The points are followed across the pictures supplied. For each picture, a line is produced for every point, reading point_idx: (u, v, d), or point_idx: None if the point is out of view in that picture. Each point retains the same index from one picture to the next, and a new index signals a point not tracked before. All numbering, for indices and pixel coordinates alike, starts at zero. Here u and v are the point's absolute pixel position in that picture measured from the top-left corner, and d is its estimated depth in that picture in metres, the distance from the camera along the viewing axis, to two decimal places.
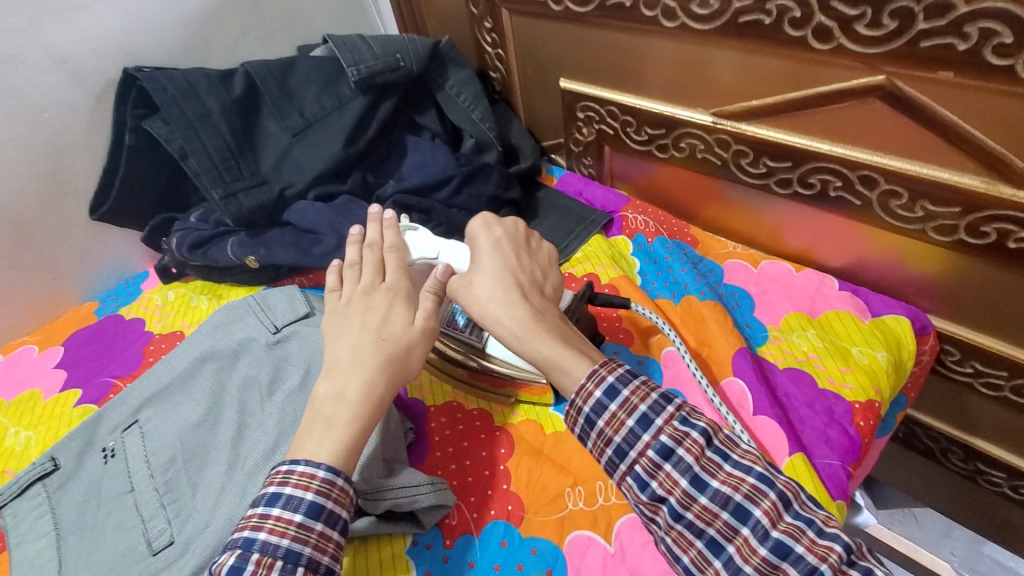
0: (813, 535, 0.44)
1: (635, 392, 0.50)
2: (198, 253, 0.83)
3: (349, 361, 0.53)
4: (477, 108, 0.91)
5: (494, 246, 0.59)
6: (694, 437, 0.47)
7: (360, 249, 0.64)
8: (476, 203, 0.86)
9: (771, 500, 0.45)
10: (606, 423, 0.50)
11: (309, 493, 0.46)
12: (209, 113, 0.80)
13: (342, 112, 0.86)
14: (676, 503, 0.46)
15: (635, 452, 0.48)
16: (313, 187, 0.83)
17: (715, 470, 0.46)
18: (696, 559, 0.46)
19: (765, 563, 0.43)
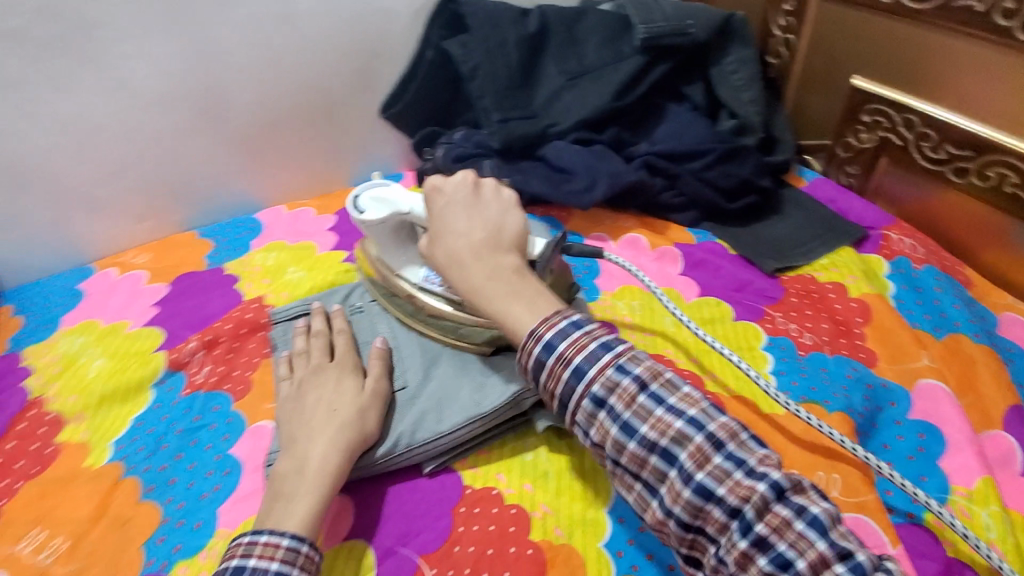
0: (788, 516, 0.39)
1: (574, 346, 0.45)
2: (458, 166, 0.91)
3: (303, 436, 0.54)
4: (750, 90, 0.89)
5: (450, 210, 0.55)
6: (629, 388, 0.44)
7: (305, 338, 0.65)
8: (726, 182, 0.84)
9: (737, 478, 0.41)
10: (548, 378, 0.46)
11: (273, 563, 0.45)
12: (505, 44, 0.88)
13: (618, 66, 0.88)
14: (645, 481, 0.43)
15: (575, 406, 0.45)
16: (573, 131, 0.87)
17: (647, 416, 0.43)
18: (670, 531, 0.43)
19: (690, 505, 0.41)
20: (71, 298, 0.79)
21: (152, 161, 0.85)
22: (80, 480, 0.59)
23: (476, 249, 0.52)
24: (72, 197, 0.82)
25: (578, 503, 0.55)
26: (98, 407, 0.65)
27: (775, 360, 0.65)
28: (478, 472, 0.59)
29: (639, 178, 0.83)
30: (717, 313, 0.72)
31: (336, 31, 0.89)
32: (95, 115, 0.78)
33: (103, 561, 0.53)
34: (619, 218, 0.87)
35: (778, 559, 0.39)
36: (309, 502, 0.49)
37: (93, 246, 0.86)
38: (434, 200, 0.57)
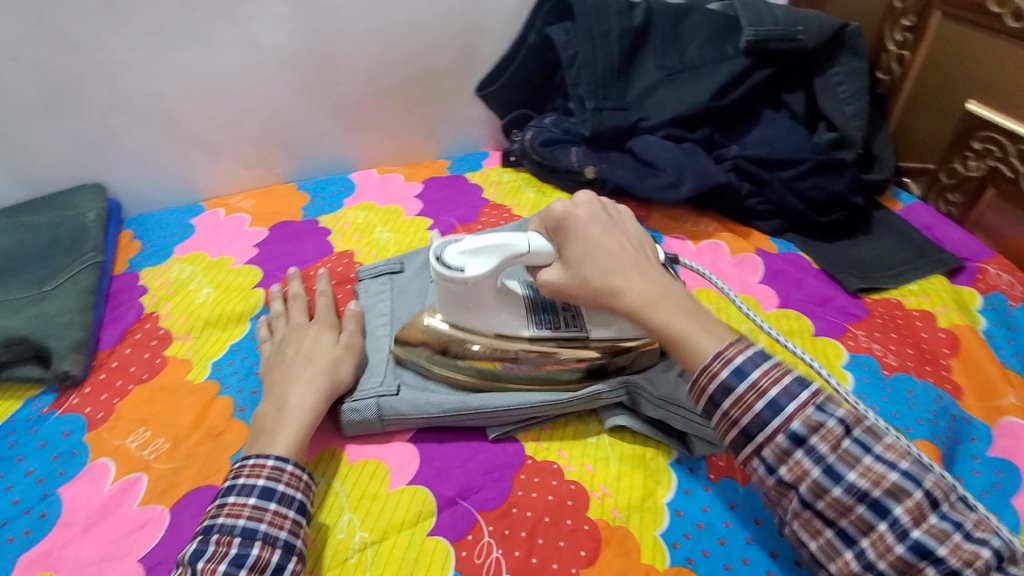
0: (961, 537, 0.40)
1: (761, 371, 0.44)
2: (545, 150, 0.93)
3: (279, 382, 0.60)
4: (855, 103, 0.86)
5: (596, 234, 0.53)
6: (830, 426, 0.42)
7: (283, 301, 0.71)
8: (816, 195, 0.83)
9: (916, 498, 0.41)
10: (732, 405, 0.44)
11: (260, 479, 0.50)
12: (609, 33, 0.89)
13: (719, 67, 0.88)
14: (807, 492, 0.42)
15: (762, 436, 0.43)
16: (665, 127, 0.88)
17: (830, 444, 0.42)
18: (825, 546, 0.43)
19: (841, 506, 0.42)
20: (183, 231, 0.87)
21: (265, 115, 0.91)
22: (182, 391, 0.65)
23: (638, 266, 0.52)
24: (193, 140, 0.89)
25: (637, 489, 0.57)
26: (202, 329, 0.72)
27: (855, 381, 0.64)
28: (541, 445, 0.61)
29: (728, 180, 0.82)
30: (796, 326, 0.71)
31: (446, 8, 0.92)
32: (223, 66, 0.85)
33: (197, 465, 0.59)
34: (699, 218, 0.87)
35: None
36: (292, 433, 0.55)
37: (205, 187, 0.94)
38: (569, 222, 0.55)
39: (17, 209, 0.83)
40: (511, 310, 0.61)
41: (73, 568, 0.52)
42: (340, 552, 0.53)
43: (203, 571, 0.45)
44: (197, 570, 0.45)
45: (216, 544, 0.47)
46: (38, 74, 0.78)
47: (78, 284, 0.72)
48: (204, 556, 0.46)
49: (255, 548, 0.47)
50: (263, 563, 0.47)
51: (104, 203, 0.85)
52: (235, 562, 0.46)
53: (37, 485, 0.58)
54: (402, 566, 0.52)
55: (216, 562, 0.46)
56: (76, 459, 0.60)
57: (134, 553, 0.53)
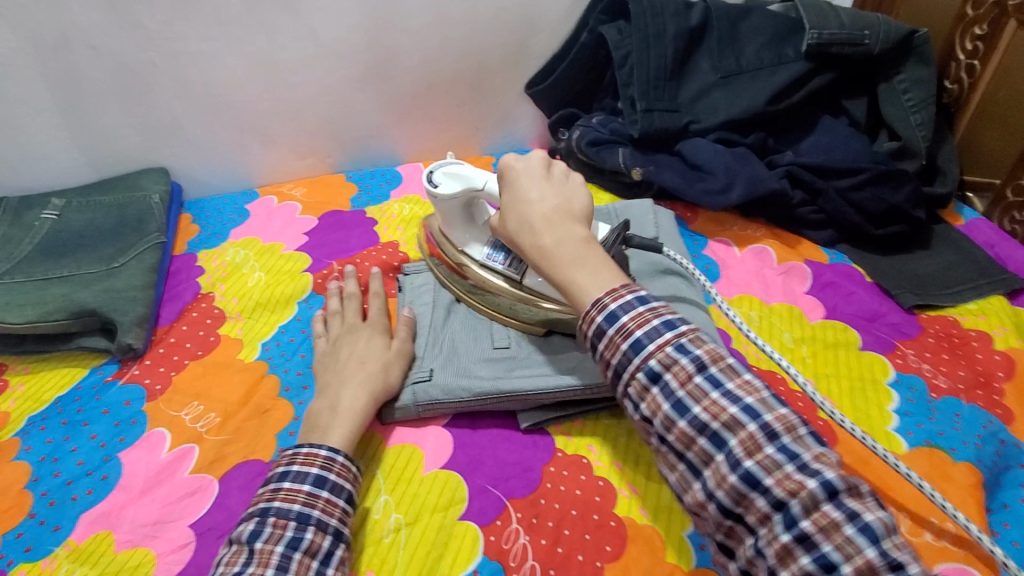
0: (792, 469, 0.37)
1: (635, 320, 0.42)
2: (592, 150, 0.93)
3: (332, 382, 0.60)
4: (920, 112, 0.82)
5: (527, 188, 0.53)
6: (682, 364, 0.41)
7: (341, 298, 0.71)
8: (873, 206, 0.80)
9: (751, 430, 0.38)
10: (604, 346, 0.43)
11: (314, 466, 0.51)
12: (663, 34, 0.88)
13: (777, 70, 0.85)
14: (660, 427, 0.41)
15: (628, 377, 0.42)
16: (717, 130, 0.86)
17: (700, 397, 0.40)
18: (680, 480, 0.42)
19: (733, 491, 0.38)
20: (238, 216, 0.91)
21: (321, 107, 0.94)
22: (233, 368, 0.68)
23: (549, 216, 0.50)
24: (251, 129, 0.93)
25: (665, 490, 0.56)
26: (254, 311, 0.75)
27: (900, 399, 0.62)
28: (571, 439, 0.61)
29: (780, 188, 0.80)
30: (842, 338, 0.69)
31: (500, 5, 0.93)
32: (282, 58, 0.88)
33: (245, 439, 0.62)
34: (747, 225, 0.86)
35: (783, 515, 0.36)
36: (344, 432, 0.55)
37: (260, 174, 0.98)
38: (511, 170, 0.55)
39: (88, 188, 0.88)
40: (475, 229, 0.68)
41: (130, 528, 0.55)
42: (376, 530, 0.54)
43: (260, 553, 0.46)
44: (254, 552, 0.46)
45: (272, 527, 0.47)
46: (113, 62, 0.82)
47: (143, 262, 0.76)
48: (260, 538, 0.46)
49: (310, 533, 0.47)
50: (317, 548, 0.47)
51: (168, 186, 0.89)
52: (291, 545, 0.46)
53: (99, 448, 0.62)
54: (433, 548, 0.53)
55: (273, 544, 0.46)
56: (135, 427, 0.63)
57: (185, 519, 0.56)
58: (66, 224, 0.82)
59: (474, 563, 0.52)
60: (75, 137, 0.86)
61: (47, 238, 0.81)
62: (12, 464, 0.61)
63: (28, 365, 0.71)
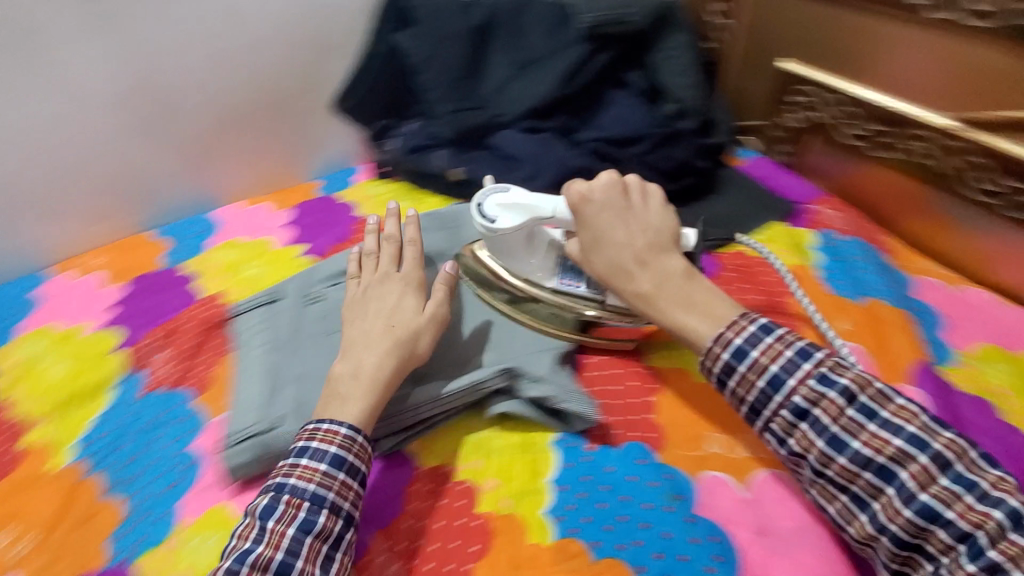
0: (971, 500, 0.43)
1: (765, 353, 0.50)
2: (412, 157, 0.93)
3: (361, 343, 0.59)
4: (687, 76, 0.92)
5: (603, 216, 0.60)
6: (832, 397, 0.47)
7: (376, 239, 0.70)
8: (667, 164, 0.88)
9: (920, 463, 0.45)
10: (738, 384, 0.50)
11: (332, 446, 0.52)
12: (451, 35, 0.90)
13: (563, 55, 0.90)
14: (815, 460, 0.48)
15: (769, 411, 0.49)
16: (522, 120, 0.90)
17: (857, 430, 0.46)
18: (841, 510, 0.48)
19: (912, 523, 0.44)
20: (27, 304, 0.80)
21: (108, 165, 0.86)
22: (47, 478, 0.61)
23: (641, 255, 0.58)
24: (22, 204, 0.82)
25: (524, 476, 0.57)
26: (66, 406, 0.67)
27: None
28: (427, 451, 0.60)
29: (585, 164, 0.86)
30: None
31: (282, 28, 0.90)
32: (41, 121, 0.79)
33: (74, 553, 0.56)
34: None
35: (963, 540, 0.43)
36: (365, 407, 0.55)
37: (52, 251, 0.87)
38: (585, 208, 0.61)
39: None
40: (540, 257, 0.66)
41: None
42: None
43: (272, 532, 0.48)
44: (267, 529, 0.48)
45: (286, 504, 0.49)
46: None
47: None
48: (274, 515, 0.49)
49: (322, 517, 0.49)
50: (328, 531, 0.49)
51: None
52: (303, 528, 0.48)
53: None
54: None
55: (286, 523, 0.48)
56: None
57: None
58: None
59: None
60: None
61: None
62: None
63: None
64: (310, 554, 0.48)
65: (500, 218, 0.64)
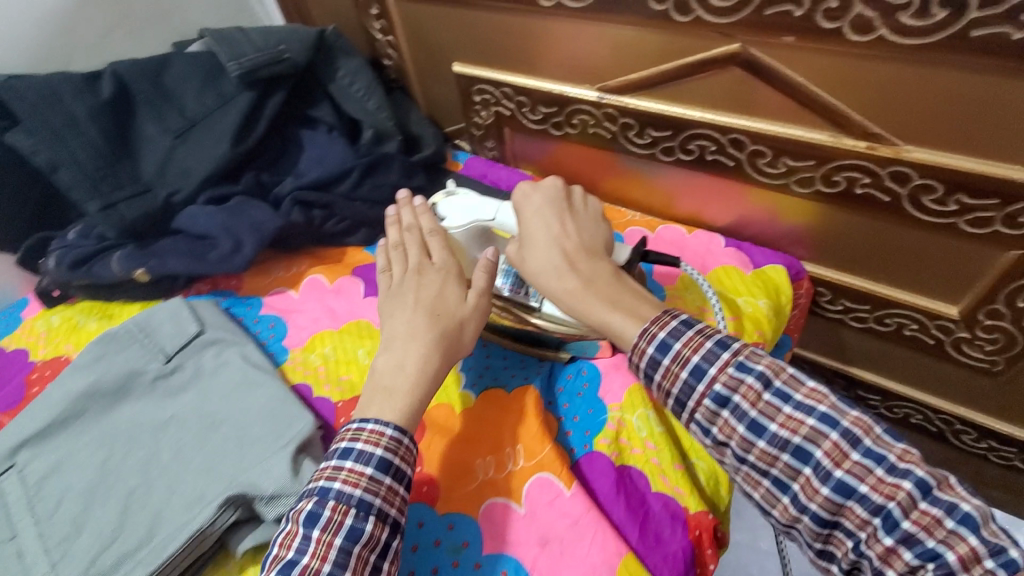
0: (882, 472, 0.42)
1: (686, 344, 0.49)
2: (81, 272, 0.76)
3: (404, 334, 0.56)
4: (372, 98, 0.90)
5: (540, 216, 0.62)
6: (749, 382, 0.46)
7: (398, 231, 0.67)
8: (380, 193, 0.85)
9: (833, 440, 0.43)
10: (662, 378, 0.49)
11: (378, 449, 0.48)
12: (77, 120, 0.75)
13: (226, 109, 0.82)
14: (736, 447, 0.46)
15: (692, 402, 0.48)
16: (203, 191, 0.79)
17: (774, 414, 0.45)
18: (765, 495, 0.46)
19: (829, 502, 0.43)
20: None
21: None
22: None
23: (569, 252, 0.59)
24: None
25: None
26: None
27: (462, 356, 0.66)
28: None
29: (288, 221, 0.79)
30: None
31: None
32: None
33: None
34: (291, 262, 0.83)
35: (877, 514, 0.42)
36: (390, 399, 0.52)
37: None
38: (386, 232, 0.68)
39: None
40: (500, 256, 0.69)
41: None
42: None
43: (317, 541, 0.44)
44: (309, 539, 0.45)
45: (331, 510, 0.46)
46: None
47: None
48: (318, 523, 0.45)
49: (370, 525, 0.45)
50: (376, 540, 0.46)
51: None
52: (350, 537, 0.45)
53: None
54: None
55: (332, 531, 0.45)
56: None
57: None
58: None
59: None
60: None
61: None
62: None
63: None
64: (357, 565, 0.44)
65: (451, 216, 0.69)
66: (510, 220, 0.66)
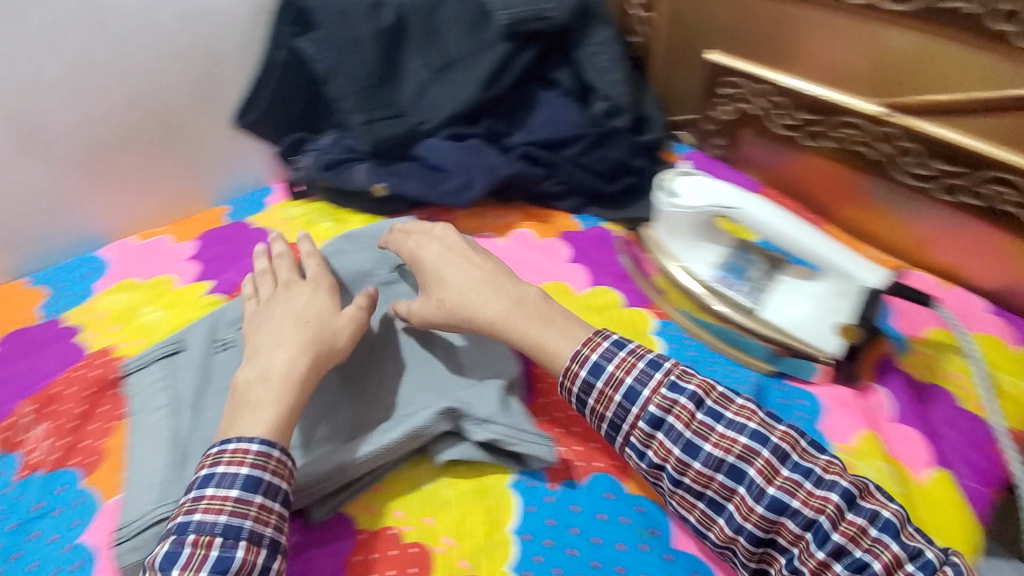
0: (810, 486, 0.47)
1: (619, 366, 0.52)
2: (329, 174, 0.85)
3: (267, 345, 0.57)
4: (616, 71, 0.87)
5: (443, 256, 0.64)
6: (683, 403, 0.50)
7: (268, 260, 0.69)
8: (603, 166, 0.84)
9: (764, 458, 0.48)
10: (598, 401, 0.52)
11: (243, 468, 0.48)
12: (361, 40, 0.82)
13: (483, 55, 0.85)
14: (673, 470, 0.50)
15: (627, 425, 0.51)
16: (445, 127, 0.83)
17: (708, 433, 0.49)
18: (702, 517, 0.50)
19: (764, 519, 0.47)
20: None
21: None
22: None
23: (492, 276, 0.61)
24: None
25: (483, 530, 0.51)
26: None
27: (665, 346, 0.66)
28: (376, 511, 0.54)
29: (518, 171, 0.82)
30: (606, 301, 0.72)
31: (162, 38, 0.79)
32: None
33: None
34: (503, 211, 0.85)
35: (809, 528, 0.46)
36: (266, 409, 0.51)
37: None
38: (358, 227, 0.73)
39: None
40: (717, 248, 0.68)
41: None
42: None
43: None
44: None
45: (194, 545, 0.45)
46: None
47: None
48: (179, 562, 0.44)
49: (240, 551, 0.45)
50: (249, 565, 0.45)
51: None
52: (217, 569, 0.44)
53: None
54: None
55: (196, 566, 0.44)
56: None
57: None
58: None
59: None
60: None
61: None
62: None
63: None
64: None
65: (687, 194, 0.64)
66: (753, 216, 0.60)
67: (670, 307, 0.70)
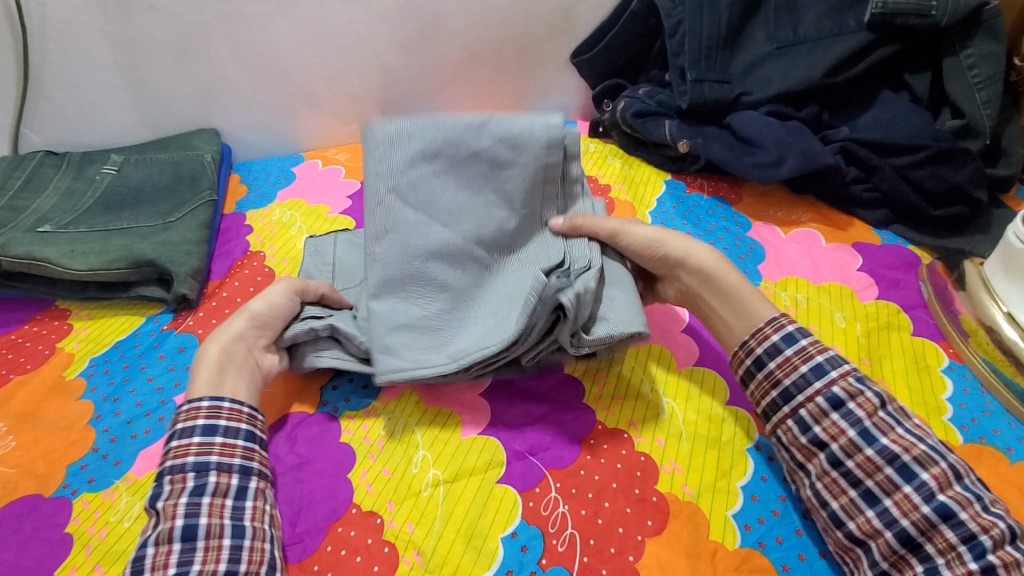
0: (979, 508, 0.45)
1: (813, 345, 0.54)
2: (637, 121, 0.90)
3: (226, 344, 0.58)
4: (988, 89, 0.78)
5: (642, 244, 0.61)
6: (868, 396, 0.50)
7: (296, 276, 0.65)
8: (933, 186, 0.77)
9: (941, 468, 0.47)
10: (779, 366, 0.54)
11: (198, 419, 0.51)
12: (719, 2, 0.85)
13: (837, 41, 0.82)
14: (839, 450, 0.50)
15: (803, 397, 0.52)
16: (769, 103, 0.83)
17: (887, 429, 0.49)
18: (848, 505, 0.48)
19: (924, 520, 0.46)
20: (285, 177, 0.93)
21: (368, 71, 0.94)
22: None
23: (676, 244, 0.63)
24: (298, 91, 0.94)
25: (714, 468, 0.55)
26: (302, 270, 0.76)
27: (954, 387, 0.60)
28: (611, 411, 0.60)
29: (836, 162, 0.78)
30: (893, 321, 0.67)
31: None
32: (332, 23, 0.88)
33: (291, 391, 0.63)
34: (791, 203, 0.83)
35: (968, 542, 0.44)
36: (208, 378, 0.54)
37: (307, 139, 1.00)
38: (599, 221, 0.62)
39: (143, 147, 0.91)
40: None
41: None
42: (414, 485, 0.55)
43: (165, 508, 0.47)
44: (157, 509, 0.48)
45: (171, 484, 0.48)
46: (171, 22, 0.84)
47: (197, 217, 0.78)
48: (161, 497, 0.48)
49: (212, 477, 0.49)
50: (226, 487, 0.49)
51: (219, 146, 0.91)
52: (194, 493, 0.48)
53: (157, 391, 0.64)
54: (471, 507, 0.53)
55: (175, 499, 0.48)
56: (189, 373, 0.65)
57: None
58: (124, 179, 0.84)
59: (512, 527, 0.52)
60: (134, 96, 0.90)
61: (107, 192, 0.82)
62: (78, 403, 0.63)
63: (90, 311, 0.74)
64: (213, 511, 0.48)
65: None
66: None
67: (971, 351, 0.63)
